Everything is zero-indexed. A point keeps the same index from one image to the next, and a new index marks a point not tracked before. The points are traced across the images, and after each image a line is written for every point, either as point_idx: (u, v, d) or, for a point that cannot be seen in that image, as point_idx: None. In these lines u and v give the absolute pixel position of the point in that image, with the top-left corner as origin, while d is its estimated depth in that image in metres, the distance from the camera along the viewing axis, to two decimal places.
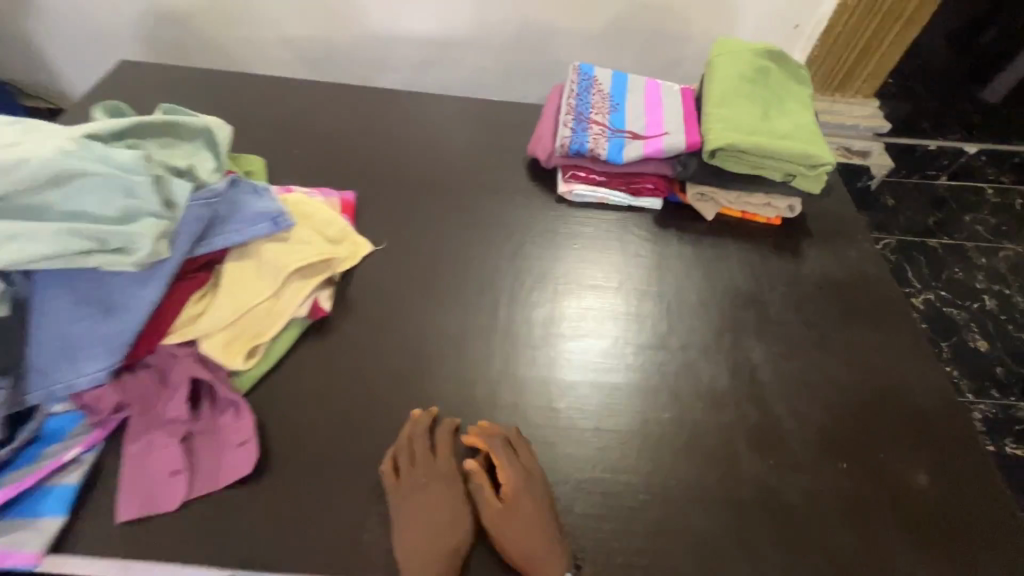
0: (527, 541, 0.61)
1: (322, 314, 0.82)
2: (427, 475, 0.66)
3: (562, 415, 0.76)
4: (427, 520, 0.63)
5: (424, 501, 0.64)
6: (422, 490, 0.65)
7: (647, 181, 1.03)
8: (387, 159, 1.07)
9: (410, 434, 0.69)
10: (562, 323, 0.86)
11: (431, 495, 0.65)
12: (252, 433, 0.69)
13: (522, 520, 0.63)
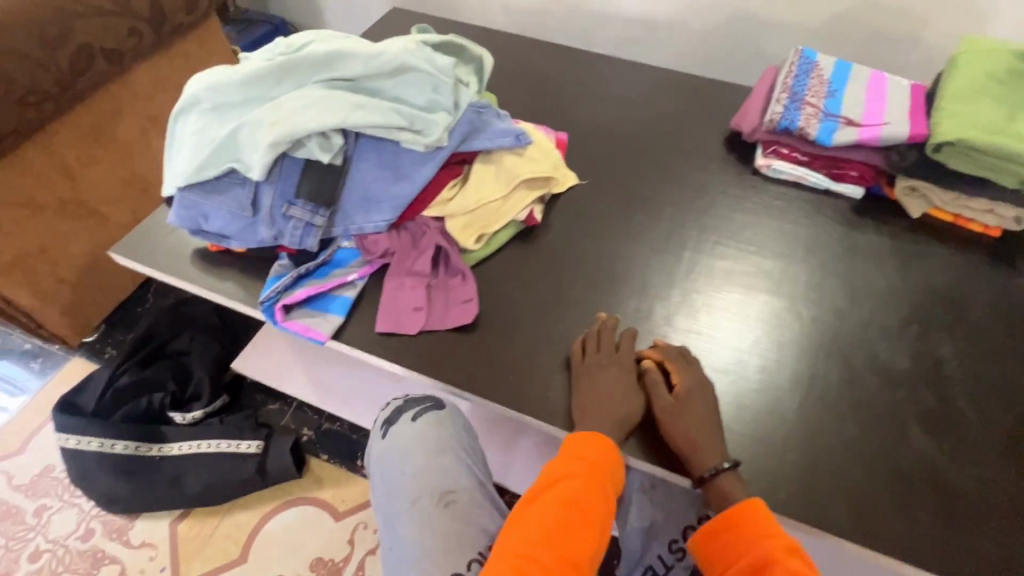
0: (693, 430, 0.73)
1: (532, 223, 0.98)
2: (608, 360, 0.79)
3: (732, 351, 0.84)
4: (608, 395, 0.76)
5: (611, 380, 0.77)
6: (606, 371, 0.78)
7: (853, 168, 1.03)
8: (593, 113, 1.21)
9: (601, 327, 0.82)
10: (736, 278, 0.93)
11: (609, 375, 0.78)
12: (474, 296, 0.87)
13: (690, 416, 0.73)
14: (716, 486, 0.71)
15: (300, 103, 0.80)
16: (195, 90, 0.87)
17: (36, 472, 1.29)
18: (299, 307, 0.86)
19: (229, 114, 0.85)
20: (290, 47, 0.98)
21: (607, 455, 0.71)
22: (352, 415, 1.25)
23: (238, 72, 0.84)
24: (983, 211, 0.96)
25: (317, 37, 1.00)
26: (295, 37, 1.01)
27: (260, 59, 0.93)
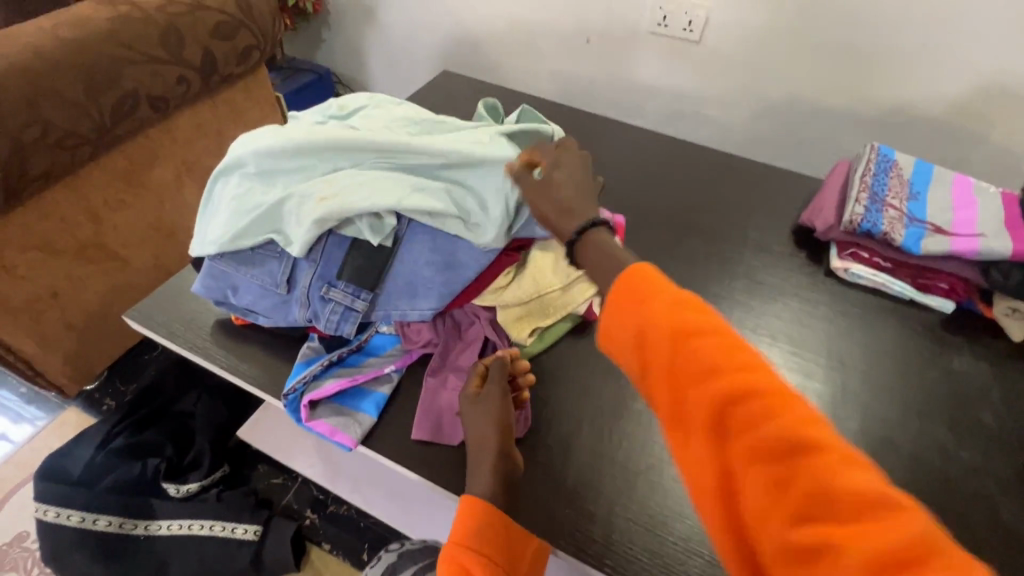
0: (563, 194, 0.69)
1: (591, 317, 0.88)
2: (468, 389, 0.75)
3: None
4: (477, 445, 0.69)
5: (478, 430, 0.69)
6: (474, 411, 0.70)
7: (943, 281, 0.94)
8: (649, 196, 1.14)
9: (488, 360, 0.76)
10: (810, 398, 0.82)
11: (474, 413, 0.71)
12: (526, 403, 0.77)
13: (558, 181, 0.70)
14: (588, 239, 0.64)
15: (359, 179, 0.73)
16: (240, 151, 0.80)
17: (7, 540, 1.16)
18: (325, 402, 0.75)
19: (277, 182, 0.77)
20: (344, 110, 0.92)
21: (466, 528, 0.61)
22: (363, 501, 1.12)
23: (292, 137, 0.77)
24: None
25: (372, 101, 0.94)
26: (348, 101, 0.95)
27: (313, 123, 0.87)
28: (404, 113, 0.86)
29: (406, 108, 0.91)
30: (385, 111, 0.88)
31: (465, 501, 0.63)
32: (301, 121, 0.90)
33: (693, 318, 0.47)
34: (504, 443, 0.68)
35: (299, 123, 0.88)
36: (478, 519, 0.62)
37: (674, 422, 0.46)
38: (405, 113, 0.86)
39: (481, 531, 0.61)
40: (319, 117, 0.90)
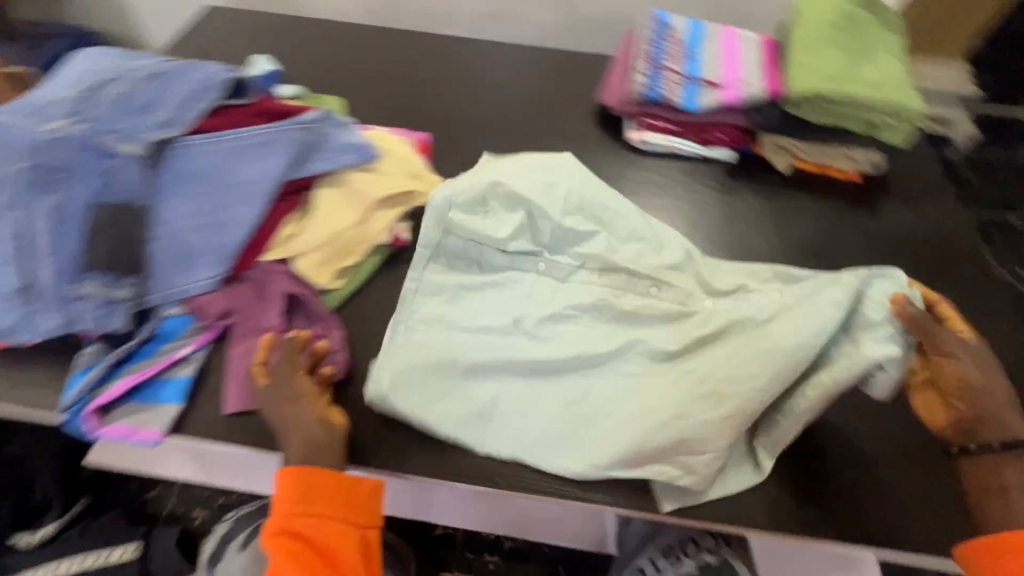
0: (969, 372, 0.62)
1: (403, 244, 0.87)
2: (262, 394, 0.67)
3: None
4: (287, 442, 0.67)
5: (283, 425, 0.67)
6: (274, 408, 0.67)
7: (722, 131, 1.02)
8: (453, 107, 1.10)
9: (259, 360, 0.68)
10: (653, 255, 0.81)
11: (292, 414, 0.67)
12: (343, 346, 0.75)
13: (991, 374, 0.63)
14: (985, 458, 0.63)
15: (631, 371, 0.73)
16: (422, 354, 0.73)
17: None
18: (118, 404, 0.69)
19: (616, 394, 0.72)
20: (456, 185, 0.77)
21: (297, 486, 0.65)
22: (245, 485, 1.09)
23: (595, 349, 0.73)
24: (839, 158, 0.99)
25: (552, 162, 0.81)
26: (518, 157, 0.81)
27: (512, 268, 0.79)
28: (533, 204, 0.78)
29: (542, 176, 0.79)
30: (513, 186, 0.78)
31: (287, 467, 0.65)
32: (450, 207, 0.76)
33: None
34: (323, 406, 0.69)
35: (450, 211, 0.77)
36: (299, 480, 0.64)
37: None
38: (506, 201, 0.78)
39: (308, 481, 0.65)
40: (482, 187, 0.77)
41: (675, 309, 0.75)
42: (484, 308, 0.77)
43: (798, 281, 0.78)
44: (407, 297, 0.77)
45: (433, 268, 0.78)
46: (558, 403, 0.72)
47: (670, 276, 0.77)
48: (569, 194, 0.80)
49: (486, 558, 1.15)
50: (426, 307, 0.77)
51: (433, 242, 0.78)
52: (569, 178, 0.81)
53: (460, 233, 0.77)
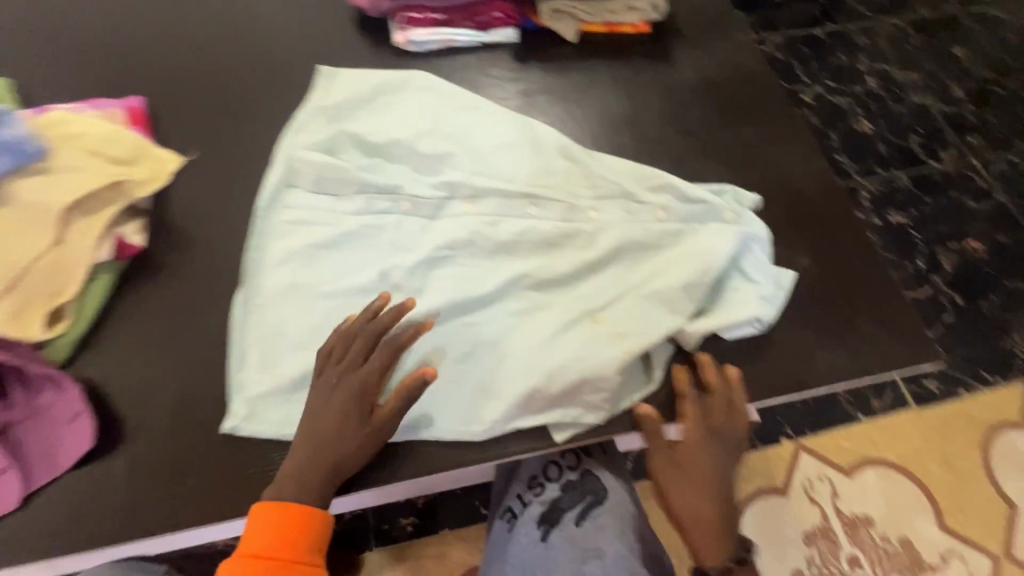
0: (682, 489, 0.66)
1: (135, 251, 0.68)
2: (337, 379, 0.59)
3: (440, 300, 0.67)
4: (339, 439, 0.57)
5: (363, 408, 0.58)
6: (321, 398, 0.59)
7: (495, 9, 0.87)
8: (166, 53, 0.85)
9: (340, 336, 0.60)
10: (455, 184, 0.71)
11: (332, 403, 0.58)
12: (84, 404, 0.59)
13: (696, 478, 0.65)
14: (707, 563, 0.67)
15: (513, 306, 0.66)
16: (286, 363, 0.62)
17: None
18: None
19: (500, 320, 0.65)
20: (304, 126, 0.74)
21: (267, 526, 0.56)
22: None
23: (469, 276, 0.66)
24: (621, 11, 0.89)
25: (412, 87, 0.77)
26: (384, 75, 0.77)
27: (367, 220, 0.68)
28: (397, 139, 0.73)
29: (430, 108, 0.76)
30: (385, 126, 0.74)
31: (282, 501, 0.56)
32: (293, 153, 0.71)
33: None
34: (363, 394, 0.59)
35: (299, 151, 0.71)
36: (279, 514, 0.56)
37: None
38: (376, 144, 0.72)
39: (265, 523, 0.56)
40: (364, 130, 0.73)
41: (548, 216, 0.70)
42: (336, 260, 0.67)
43: (682, 187, 0.72)
44: (250, 266, 0.67)
45: (278, 225, 0.68)
46: (458, 350, 0.63)
47: (521, 208, 0.70)
48: (426, 118, 0.75)
49: (402, 522, 1.08)
50: (274, 254, 0.66)
51: (281, 191, 0.70)
52: (445, 104, 0.76)
53: (307, 168, 0.70)
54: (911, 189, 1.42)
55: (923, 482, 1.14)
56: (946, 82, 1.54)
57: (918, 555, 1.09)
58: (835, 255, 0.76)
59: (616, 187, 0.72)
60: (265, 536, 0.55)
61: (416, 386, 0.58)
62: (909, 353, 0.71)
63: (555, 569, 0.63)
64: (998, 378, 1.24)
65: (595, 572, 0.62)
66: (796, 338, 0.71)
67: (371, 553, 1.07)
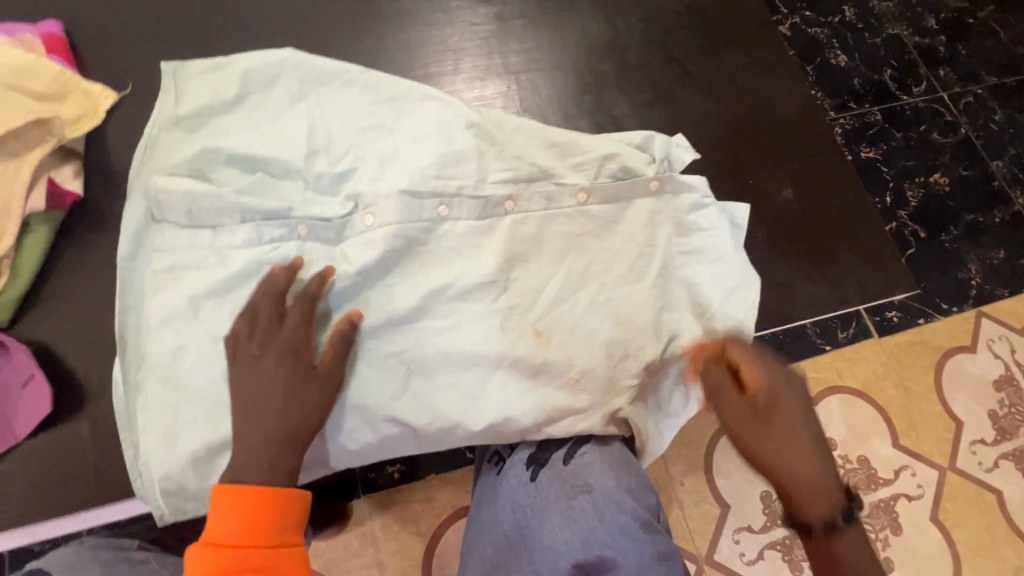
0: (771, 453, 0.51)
1: (74, 200, 0.62)
2: (262, 345, 0.53)
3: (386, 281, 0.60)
4: (277, 418, 0.52)
5: (302, 363, 0.53)
6: (250, 372, 0.52)
7: None
8: None
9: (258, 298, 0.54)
10: (361, 186, 0.60)
11: (262, 370, 0.52)
12: (36, 365, 0.55)
13: (778, 433, 0.51)
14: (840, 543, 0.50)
15: (446, 323, 0.58)
16: (187, 443, 0.54)
17: None
18: None
19: (436, 343, 0.58)
20: (159, 149, 0.60)
21: (224, 518, 0.49)
22: None
23: (387, 293, 0.58)
24: None
25: (286, 75, 0.63)
26: (247, 64, 0.63)
27: (261, 249, 0.58)
28: (279, 146, 0.61)
29: (312, 101, 0.63)
30: (262, 130, 0.61)
31: (244, 485, 0.50)
32: (148, 183, 0.58)
33: None
34: (293, 357, 0.53)
35: (155, 179, 0.58)
36: (233, 503, 0.49)
37: None
38: (252, 155, 0.60)
39: (219, 517, 0.49)
40: (235, 141, 0.60)
41: (464, 218, 0.60)
42: (230, 303, 0.57)
43: (615, 156, 0.64)
44: (128, 333, 0.56)
45: (151, 274, 0.57)
46: (388, 381, 0.57)
47: (439, 216, 0.60)
48: (310, 116, 0.62)
49: (388, 469, 1.09)
50: (155, 313, 0.56)
51: (148, 229, 0.58)
52: (329, 92, 0.63)
53: (170, 197, 0.57)
54: (882, 123, 1.42)
55: (882, 405, 1.21)
56: (921, 12, 1.52)
57: (874, 472, 1.18)
58: (818, 186, 0.75)
59: (540, 171, 0.63)
60: (229, 525, 0.49)
61: (348, 333, 0.55)
62: (883, 282, 0.72)
63: (546, 506, 0.62)
64: (953, 307, 1.30)
65: (585, 506, 0.60)
66: (778, 272, 0.71)
67: (359, 500, 1.08)
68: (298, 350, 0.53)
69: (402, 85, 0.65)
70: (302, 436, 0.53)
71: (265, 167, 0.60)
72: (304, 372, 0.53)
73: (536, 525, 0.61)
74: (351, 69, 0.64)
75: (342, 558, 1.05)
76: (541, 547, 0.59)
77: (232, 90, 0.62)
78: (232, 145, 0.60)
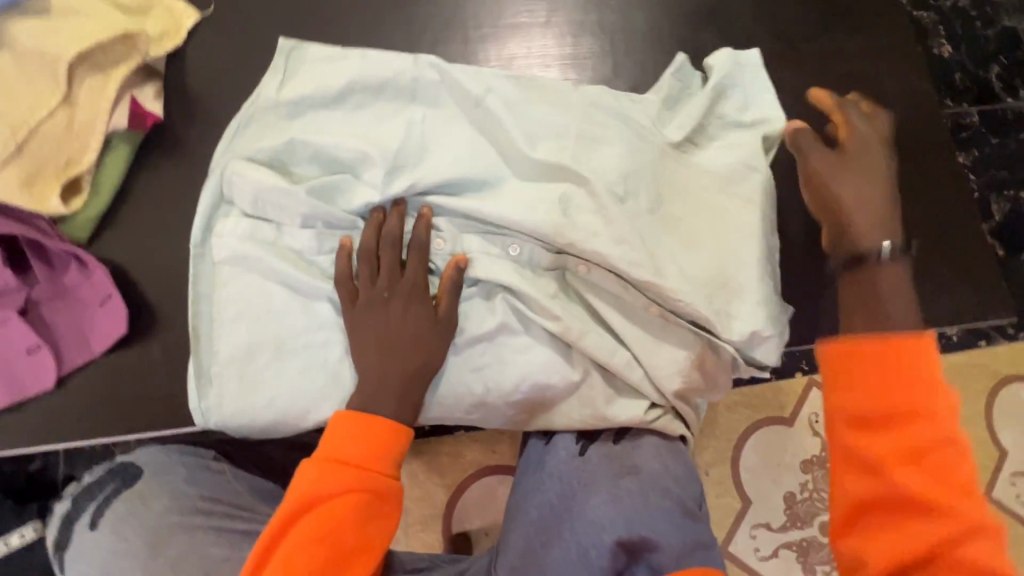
0: (848, 186, 0.58)
1: (154, 122, 0.60)
2: (387, 288, 0.54)
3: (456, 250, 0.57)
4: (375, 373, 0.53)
5: (424, 307, 0.53)
6: (377, 318, 0.53)
7: None
8: None
9: (379, 240, 0.54)
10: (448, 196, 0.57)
11: (391, 313, 0.53)
12: (113, 286, 0.55)
13: (859, 168, 0.58)
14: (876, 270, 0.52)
15: (522, 345, 0.56)
16: (248, 405, 0.55)
17: None
18: None
19: (516, 361, 0.56)
20: (254, 129, 0.59)
21: (352, 430, 0.52)
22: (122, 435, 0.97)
23: (467, 310, 0.57)
24: None
25: (398, 87, 0.59)
26: (361, 66, 0.59)
27: (328, 280, 0.56)
28: (369, 154, 0.56)
29: (414, 114, 0.59)
30: (356, 134, 0.58)
31: (357, 412, 0.52)
32: (227, 165, 0.56)
33: (924, 407, 0.44)
34: (417, 301, 0.53)
35: (235, 161, 0.56)
36: (360, 425, 0.52)
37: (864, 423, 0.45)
38: (340, 155, 0.57)
39: (347, 431, 0.52)
40: (324, 136, 0.57)
41: (534, 267, 0.57)
42: (297, 300, 0.56)
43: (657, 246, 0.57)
44: (200, 322, 0.56)
45: (219, 266, 0.56)
46: (469, 394, 0.57)
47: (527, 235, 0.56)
48: (408, 130, 0.58)
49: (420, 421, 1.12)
50: (227, 307, 0.55)
51: (219, 210, 0.57)
52: (436, 111, 0.60)
53: (241, 184, 0.55)
54: (977, 126, 1.31)
55: None
56: None
57: None
58: (922, 190, 0.69)
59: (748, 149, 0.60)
60: (344, 445, 0.51)
61: (456, 276, 0.54)
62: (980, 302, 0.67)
63: (592, 481, 0.61)
64: None
65: (631, 487, 0.60)
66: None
67: None
68: (422, 296, 0.54)
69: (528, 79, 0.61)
70: (427, 372, 0.54)
71: (348, 167, 0.57)
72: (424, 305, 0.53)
73: (582, 496, 0.60)
74: (471, 93, 0.59)
75: None
76: (585, 521, 0.58)
77: (327, 71, 0.60)
78: (320, 128, 0.58)
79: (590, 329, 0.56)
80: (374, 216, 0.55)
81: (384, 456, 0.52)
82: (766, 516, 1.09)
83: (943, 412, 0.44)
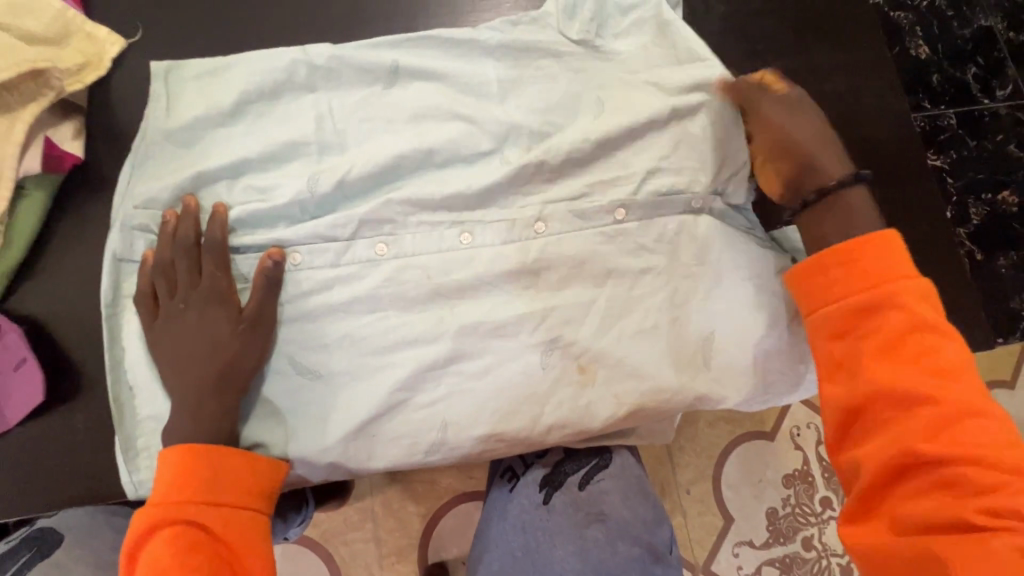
0: (804, 135, 0.54)
1: (72, 165, 0.56)
2: (184, 297, 0.51)
3: (399, 266, 0.55)
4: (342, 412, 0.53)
5: (228, 310, 0.51)
6: (175, 329, 0.50)
7: None
8: None
9: (177, 235, 0.52)
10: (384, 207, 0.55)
11: (190, 321, 0.50)
12: (29, 349, 0.52)
13: (798, 129, 0.55)
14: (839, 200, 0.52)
15: (481, 368, 0.54)
16: None
17: None
18: None
19: (474, 388, 0.54)
20: (154, 168, 0.55)
21: (181, 465, 0.47)
22: None
23: (412, 332, 0.54)
24: None
25: (295, 85, 0.57)
26: (251, 74, 0.57)
27: (281, 309, 0.54)
28: (290, 172, 0.55)
29: (322, 110, 0.57)
30: (270, 142, 0.55)
31: (176, 443, 0.48)
32: (127, 216, 0.53)
33: (912, 305, 0.45)
34: (215, 306, 0.51)
35: (137, 211, 0.53)
36: (187, 462, 0.47)
37: (859, 313, 0.46)
38: (258, 180, 0.55)
39: (175, 469, 0.47)
40: (233, 152, 0.55)
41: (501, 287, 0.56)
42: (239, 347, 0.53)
43: (613, 268, 0.56)
44: (121, 390, 0.52)
45: (135, 324, 0.52)
46: (420, 433, 0.53)
47: (492, 258, 0.55)
48: (327, 136, 0.56)
49: None
50: (138, 369, 0.51)
51: (120, 269, 0.53)
52: (344, 101, 0.58)
53: (159, 238, 0.52)
54: (956, 128, 1.20)
55: None
56: None
57: None
58: (893, 216, 0.68)
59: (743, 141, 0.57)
60: (163, 480, 0.47)
61: (272, 272, 0.52)
62: (953, 286, 0.68)
63: (558, 532, 0.57)
64: (997, 337, 1.15)
65: (598, 537, 0.57)
66: None
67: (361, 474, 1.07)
68: (213, 300, 0.51)
69: (436, 65, 0.59)
70: (241, 375, 0.51)
71: (263, 183, 0.55)
72: (220, 301, 0.51)
73: (547, 548, 0.57)
74: (375, 81, 0.58)
75: (340, 531, 1.05)
76: None
77: (221, 88, 0.56)
78: (225, 150, 0.55)
79: (552, 365, 0.55)
80: (166, 219, 0.52)
81: (222, 477, 0.48)
82: (749, 533, 1.06)
83: (927, 310, 0.45)
